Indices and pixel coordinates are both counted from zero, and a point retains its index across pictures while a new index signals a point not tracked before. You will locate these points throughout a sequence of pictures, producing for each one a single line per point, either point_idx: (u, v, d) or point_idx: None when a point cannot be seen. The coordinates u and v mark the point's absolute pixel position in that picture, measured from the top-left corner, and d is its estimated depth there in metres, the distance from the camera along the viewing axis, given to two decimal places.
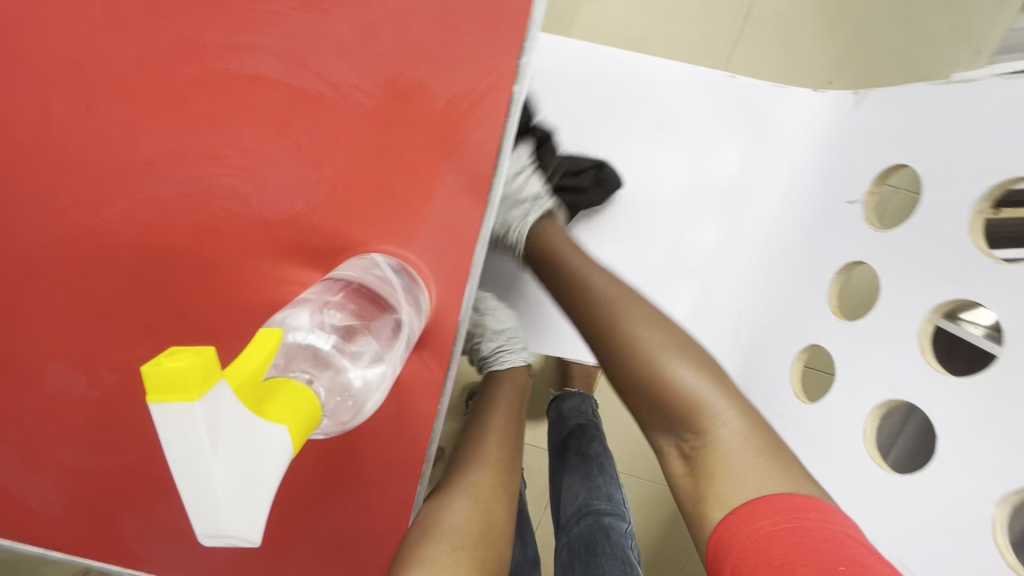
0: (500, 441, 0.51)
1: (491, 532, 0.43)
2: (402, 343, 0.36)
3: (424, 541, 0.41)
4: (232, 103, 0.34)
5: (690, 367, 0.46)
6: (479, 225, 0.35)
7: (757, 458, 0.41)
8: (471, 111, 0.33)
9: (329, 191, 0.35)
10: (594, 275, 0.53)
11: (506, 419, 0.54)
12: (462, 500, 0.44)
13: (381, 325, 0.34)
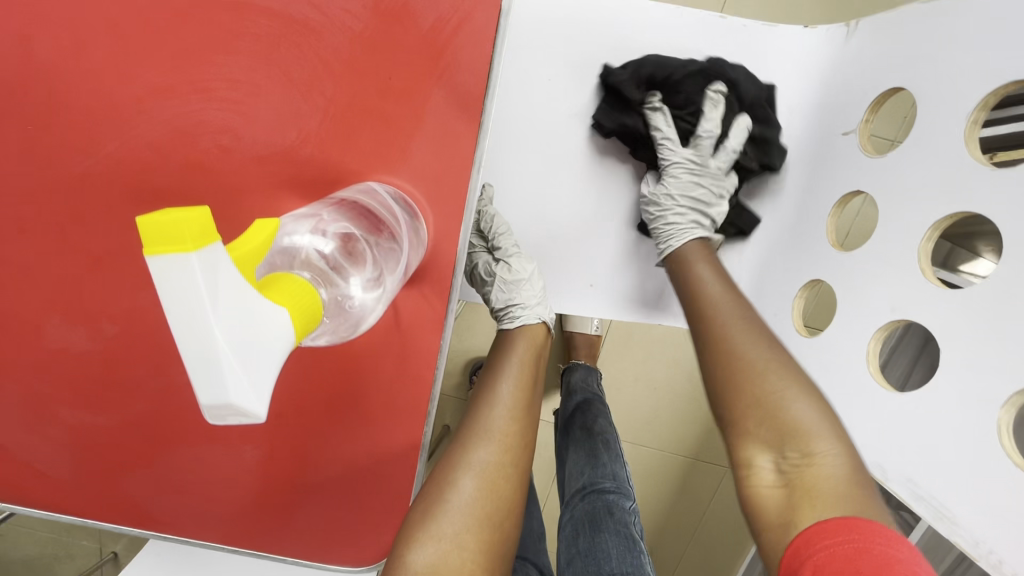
0: (514, 408, 0.45)
1: (499, 516, 0.41)
2: (401, 269, 0.35)
3: (424, 520, 0.39)
4: (220, 34, 0.34)
5: (804, 395, 0.40)
6: (474, 148, 0.35)
7: (865, 495, 0.35)
8: (459, 30, 0.33)
9: (321, 120, 0.35)
10: (713, 291, 0.49)
11: (526, 384, 0.48)
12: (469, 481, 0.41)
13: (381, 246, 0.34)
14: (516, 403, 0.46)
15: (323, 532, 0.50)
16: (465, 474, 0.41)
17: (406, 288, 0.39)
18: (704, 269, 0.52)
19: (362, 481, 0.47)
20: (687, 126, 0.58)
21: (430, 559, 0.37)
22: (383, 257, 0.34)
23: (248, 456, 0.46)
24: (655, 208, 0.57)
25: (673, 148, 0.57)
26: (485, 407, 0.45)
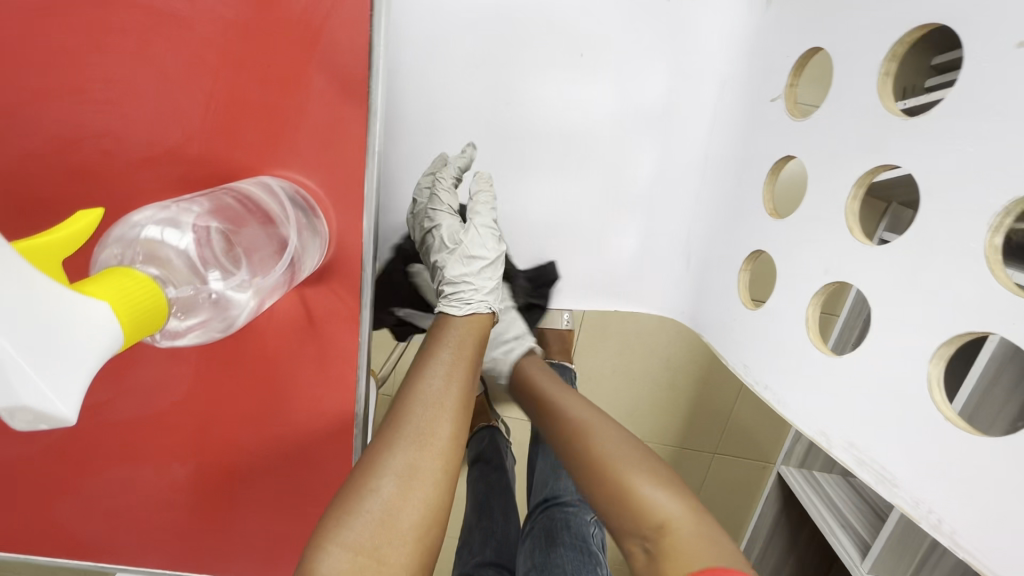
0: (448, 400, 0.43)
1: (430, 516, 0.39)
2: (283, 267, 0.34)
3: (342, 521, 0.36)
4: (84, 31, 0.32)
5: (649, 477, 0.45)
6: (365, 133, 0.34)
7: (716, 549, 0.40)
8: (333, 11, 0.32)
9: (205, 114, 0.34)
10: (564, 399, 0.54)
11: (465, 373, 0.47)
12: (393, 481, 0.38)
13: (254, 243, 0.33)
14: (450, 393, 0.44)
15: (266, 546, 0.48)
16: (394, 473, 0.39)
17: (314, 285, 0.38)
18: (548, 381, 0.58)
19: (298, 488, 0.46)
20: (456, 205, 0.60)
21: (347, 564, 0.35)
22: (259, 255, 0.33)
23: (177, 474, 0.44)
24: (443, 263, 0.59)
25: (449, 216, 0.59)
26: (418, 396, 0.43)
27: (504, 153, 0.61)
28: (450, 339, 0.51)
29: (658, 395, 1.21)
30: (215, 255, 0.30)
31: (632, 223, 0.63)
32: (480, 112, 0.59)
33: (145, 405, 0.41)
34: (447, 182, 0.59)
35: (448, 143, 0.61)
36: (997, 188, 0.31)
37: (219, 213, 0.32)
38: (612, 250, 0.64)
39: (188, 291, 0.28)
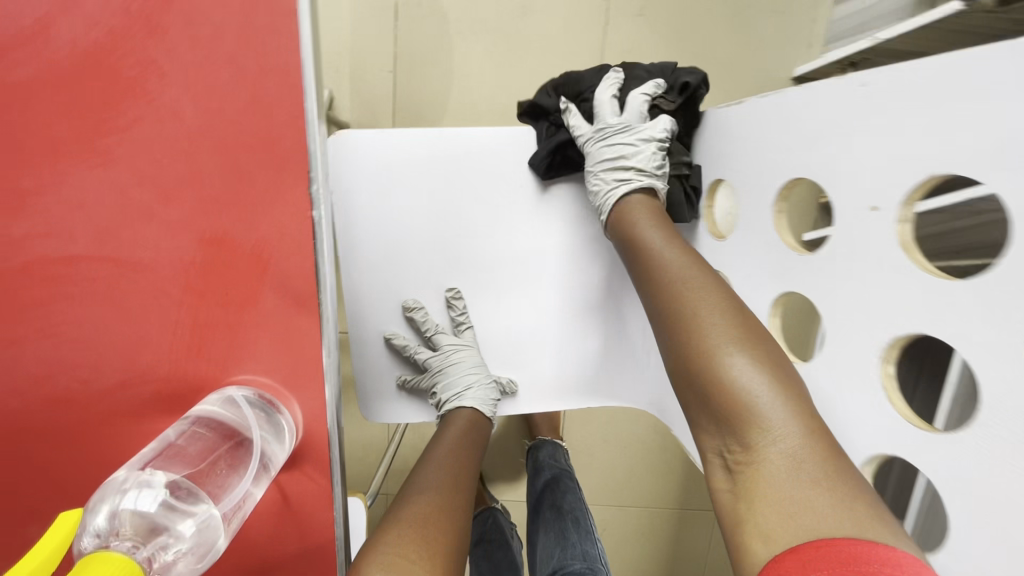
0: (456, 454, 0.53)
1: (452, 531, 0.44)
2: (253, 468, 0.37)
3: (376, 540, 0.42)
4: (57, 284, 0.36)
5: (762, 379, 0.37)
6: (320, 336, 0.37)
7: (817, 489, 0.33)
8: (280, 241, 0.36)
9: (172, 338, 0.37)
10: (668, 258, 0.48)
11: (465, 440, 0.57)
12: (417, 503, 0.45)
13: (217, 461, 0.36)
14: (456, 449, 0.55)
15: None
16: (417, 501, 0.46)
17: (288, 471, 0.40)
18: (652, 235, 0.51)
19: None
20: (449, 322, 0.68)
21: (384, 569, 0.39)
22: (223, 470, 0.36)
23: None
24: (447, 377, 0.64)
25: (446, 336, 0.66)
26: (432, 454, 0.53)
27: (468, 279, 0.66)
28: (457, 422, 0.60)
29: (647, 457, 1.26)
30: (182, 492, 0.33)
31: (592, 327, 0.68)
32: (434, 249, 0.64)
33: None
34: (460, 312, 0.66)
35: (408, 278, 0.66)
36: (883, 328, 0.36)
37: (186, 453, 0.36)
38: (575, 353, 0.69)
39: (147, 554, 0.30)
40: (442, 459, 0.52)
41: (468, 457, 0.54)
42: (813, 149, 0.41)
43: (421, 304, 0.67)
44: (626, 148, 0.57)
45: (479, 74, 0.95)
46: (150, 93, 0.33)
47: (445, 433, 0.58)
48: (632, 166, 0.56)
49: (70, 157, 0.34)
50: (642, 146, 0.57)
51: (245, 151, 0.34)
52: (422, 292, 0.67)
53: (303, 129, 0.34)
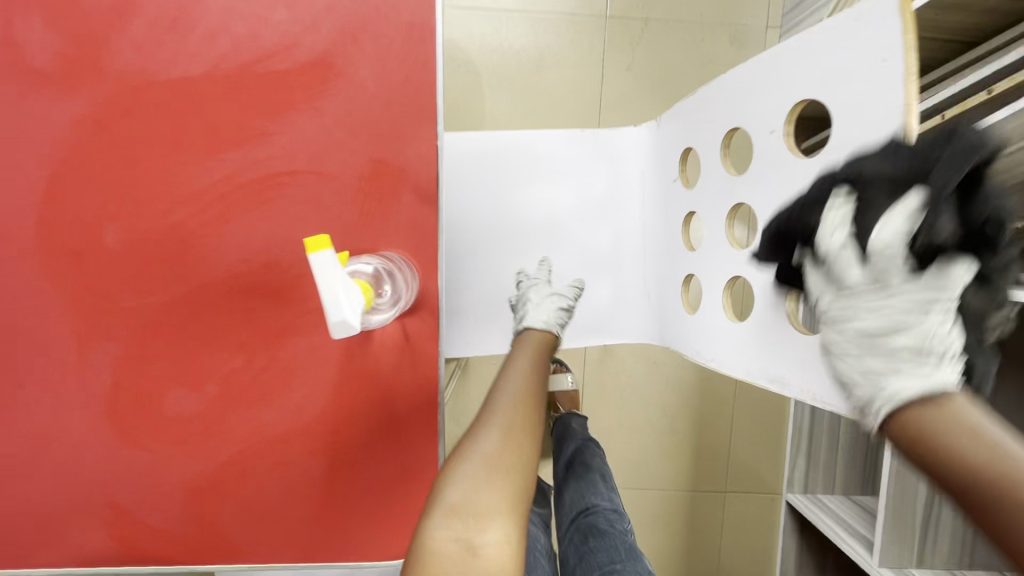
0: (524, 389, 0.58)
1: (521, 455, 0.52)
2: (399, 302, 0.60)
3: (457, 464, 0.50)
4: (278, 187, 0.59)
5: None
6: (436, 219, 0.60)
7: None
8: (415, 159, 0.59)
9: (343, 222, 0.59)
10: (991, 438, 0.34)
11: (535, 365, 0.63)
12: (492, 433, 0.52)
13: (392, 284, 0.60)
14: (521, 388, 0.58)
15: (371, 526, 0.65)
16: (490, 429, 0.53)
17: (409, 315, 0.61)
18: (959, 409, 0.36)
19: (398, 472, 0.64)
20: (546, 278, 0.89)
21: (466, 490, 0.48)
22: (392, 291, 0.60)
23: (315, 469, 0.64)
24: (528, 309, 0.82)
25: (534, 286, 0.86)
26: (501, 395, 0.57)
27: (507, 240, 0.89)
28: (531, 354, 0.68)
29: (659, 440, 1.41)
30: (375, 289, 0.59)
31: (603, 275, 0.90)
32: (484, 217, 0.88)
33: (298, 417, 0.62)
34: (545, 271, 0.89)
35: (464, 240, 0.89)
36: (787, 203, 0.58)
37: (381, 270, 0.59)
38: (590, 296, 0.90)
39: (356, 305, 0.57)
40: (512, 386, 0.59)
41: (536, 382, 0.61)
42: (734, 108, 0.64)
43: (529, 268, 0.90)
44: (873, 323, 0.42)
45: (504, 118, 1.31)
46: (345, 73, 0.58)
47: (519, 357, 0.65)
48: (899, 348, 0.40)
49: (298, 111, 0.58)
50: (879, 321, 0.41)
51: (396, 105, 0.58)
52: (473, 250, 0.89)
53: (432, 93, 0.58)
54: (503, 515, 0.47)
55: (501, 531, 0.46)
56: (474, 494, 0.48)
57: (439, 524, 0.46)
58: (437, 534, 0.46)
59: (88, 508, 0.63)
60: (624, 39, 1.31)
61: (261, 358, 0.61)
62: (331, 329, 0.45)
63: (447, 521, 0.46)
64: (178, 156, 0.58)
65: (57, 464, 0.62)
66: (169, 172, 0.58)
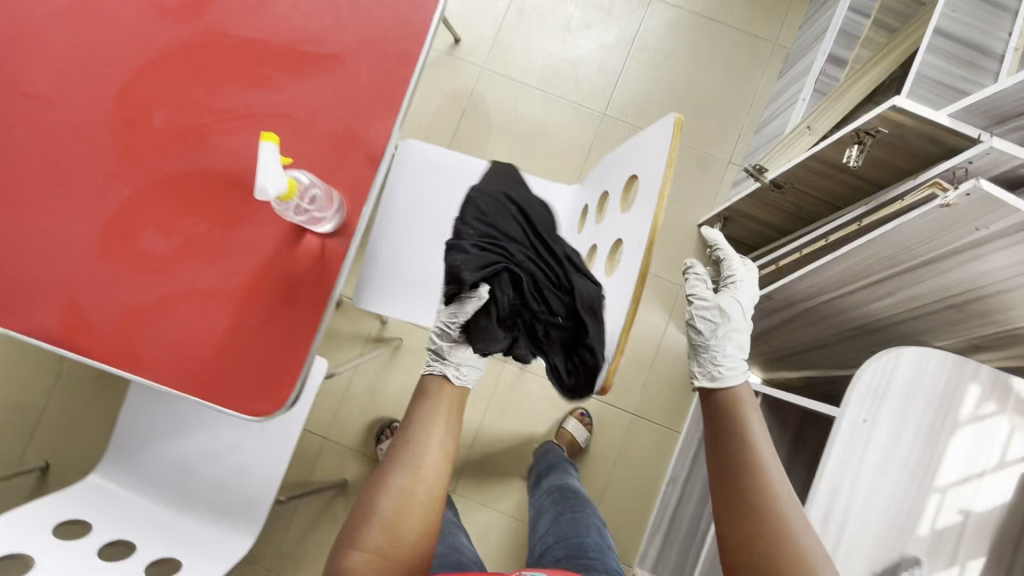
0: (413, 453, 0.77)
1: (413, 505, 0.73)
2: (319, 219, 0.80)
3: (365, 509, 0.73)
4: (277, 121, 0.84)
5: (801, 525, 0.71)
6: (373, 177, 0.84)
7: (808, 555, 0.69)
8: (376, 131, 0.84)
9: (309, 158, 0.83)
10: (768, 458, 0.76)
11: (421, 428, 0.80)
12: (389, 489, 0.73)
13: (320, 206, 0.79)
14: (411, 454, 0.76)
15: (246, 384, 0.83)
16: (389, 485, 0.74)
17: (332, 237, 0.84)
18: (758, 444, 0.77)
19: (280, 349, 0.83)
20: (473, 291, 0.86)
21: (375, 529, 0.71)
22: (319, 209, 0.79)
23: (224, 326, 0.83)
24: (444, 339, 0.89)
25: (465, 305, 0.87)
26: (395, 455, 0.77)
27: (448, 237, 1.15)
28: (424, 420, 0.81)
29: None
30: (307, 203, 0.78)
31: None
32: (437, 214, 1.16)
33: (226, 282, 0.84)
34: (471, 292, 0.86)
35: (417, 226, 1.16)
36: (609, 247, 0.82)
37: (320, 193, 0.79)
38: None
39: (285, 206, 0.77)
40: (403, 450, 0.77)
41: (422, 445, 0.78)
42: (609, 178, 0.89)
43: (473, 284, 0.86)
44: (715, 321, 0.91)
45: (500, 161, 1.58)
46: (350, 66, 0.85)
47: (415, 418, 0.81)
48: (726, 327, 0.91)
49: (310, 79, 0.85)
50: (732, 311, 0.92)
51: (376, 96, 0.84)
52: (420, 236, 1.15)
53: (402, 96, 0.85)
54: (405, 542, 0.71)
55: (403, 549, 0.71)
56: (378, 534, 0.70)
57: (357, 550, 0.69)
58: (355, 558, 0.69)
59: (55, 297, 0.83)
60: (613, 134, 1.61)
61: (219, 232, 0.84)
62: (257, 192, 0.64)
63: (364, 552, 0.69)
64: (223, 82, 0.85)
65: (48, 257, 0.84)
66: (214, 90, 0.85)
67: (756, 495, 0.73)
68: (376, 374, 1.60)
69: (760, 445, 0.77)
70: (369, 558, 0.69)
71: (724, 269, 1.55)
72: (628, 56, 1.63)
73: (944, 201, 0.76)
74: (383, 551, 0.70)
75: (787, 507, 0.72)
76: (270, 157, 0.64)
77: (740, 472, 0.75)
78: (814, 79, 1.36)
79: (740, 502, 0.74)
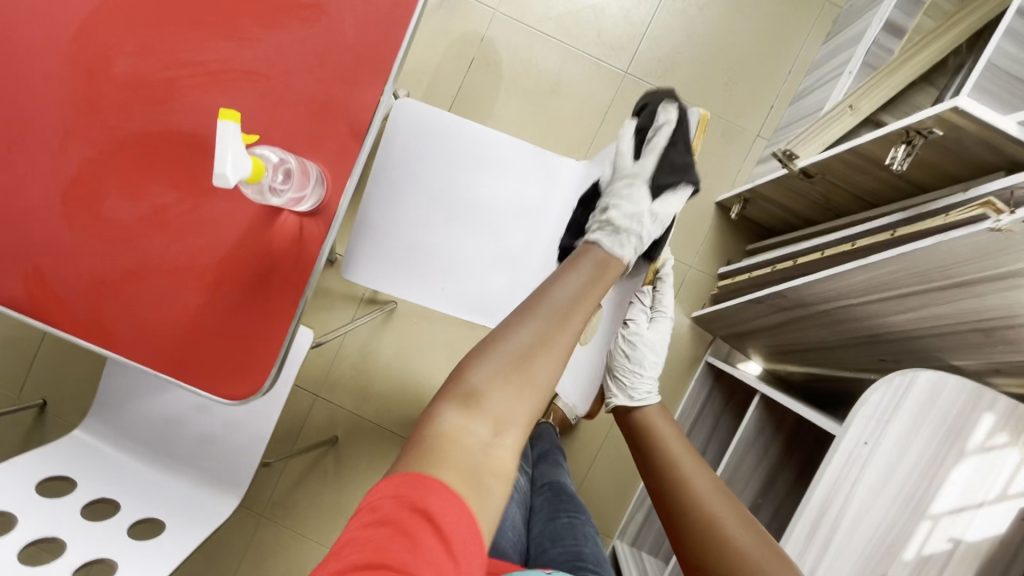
0: (571, 299, 0.70)
1: (555, 347, 0.66)
2: (295, 198, 0.73)
3: (501, 334, 0.66)
4: (252, 79, 0.75)
5: (749, 536, 0.66)
6: (357, 151, 0.75)
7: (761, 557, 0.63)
8: (363, 98, 0.75)
9: (286, 126, 0.75)
10: (699, 481, 0.74)
11: (587, 279, 0.72)
12: (534, 321, 0.67)
13: (294, 184, 0.72)
14: (567, 300, 0.69)
15: (219, 367, 0.79)
16: (532, 319, 0.67)
17: (310, 217, 0.77)
18: (689, 468, 0.76)
19: (256, 332, 0.79)
20: (650, 145, 0.83)
21: (509, 354, 0.64)
22: (292, 188, 0.72)
23: (197, 305, 0.79)
24: (639, 210, 0.80)
25: (637, 167, 0.84)
26: (549, 296, 0.69)
27: (443, 209, 1.08)
28: (588, 271, 0.73)
29: None
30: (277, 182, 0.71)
31: (506, 268, 1.09)
32: (432, 183, 1.07)
33: (198, 258, 0.78)
34: (654, 135, 0.83)
35: (409, 194, 1.07)
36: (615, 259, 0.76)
37: (291, 170, 0.71)
38: (488, 279, 1.09)
39: (255, 189, 0.70)
40: (561, 292, 0.70)
41: (582, 295, 0.71)
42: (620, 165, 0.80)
43: (656, 131, 0.83)
44: (650, 351, 0.88)
45: (507, 121, 1.46)
46: (335, 20, 0.74)
47: (578, 268, 0.74)
48: (650, 357, 0.89)
49: (289, 34, 0.74)
50: (657, 339, 0.89)
51: (363, 57, 0.74)
52: (413, 206, 1.07)
53: (390, 59, 0.74)
54: (537, 375, 0.64)
55: (532, 380, 0.64)
56: (510, 361, 0.64)
57: (487, 367, 0.63)
58: (481, 374, 0.63)
59: (17, 262, 0.78)
60: (634, 96, 1.47)
61: (189, 203, 0.77)
62: (216, 178, 0.57)
63: (496, 371, 0.63)
64: (191, 30, 0.75)
65: (6, 220, 0.78)
66: (180, 39, 0.75)
67: (695, 526, 0.70)
68: (368, 337, 1.57)
69: (689, 469, 0.75)
70: (501, 378, 0.63)
71: (737, 252, 1.47)
72: (658, 7, 1.45)
73: (996, 224, 0.69)
74: (514, 374, 0.63)
75: (727, 520, 0.68)
76: (231, 136, 0.57)
77: (674, 506, 0.73)
78: (864, 50, 1.21)
79: (687, 531, 0.70)
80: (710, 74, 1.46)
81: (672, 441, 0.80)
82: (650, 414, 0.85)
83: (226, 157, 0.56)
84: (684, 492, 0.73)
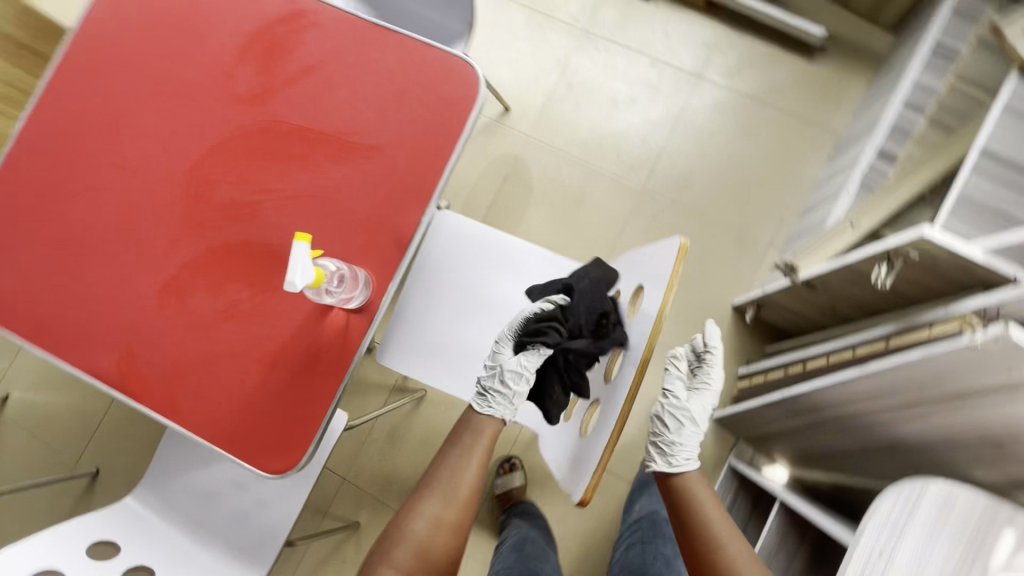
0: (464, 475, 0.83)
1: (454, 519, 0.81)
2: (345, 298, 0.88)
3: (409, 508, 0.81)
4: (321, 203, 0.93)
5: None
6: (399, 261, 0.90)
7: None
8: (408, 219, 0.91)
9: (343, 239, 0.91)
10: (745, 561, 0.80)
11: (471, 452, 0.85)
12: (437, 497, 0.81)
13: (345, 287, 0.87)
14: (460, 475, 0.83)
15: (265, 442, 0.89)
16: (434, 496, 0.81)
17: (357, 314, 0.90)
18: (730, 546, 0.81)
19: (300, 411, 0.90)
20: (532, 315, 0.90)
21: (419, 529, 0.80)
22: (344, 291, 0.87)
23: (253, 386, 0.91)
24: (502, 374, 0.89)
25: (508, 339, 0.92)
26: (446, 472, 0.83)
27: (472, 307, 1.20)
28: (470, 445, 0.86)
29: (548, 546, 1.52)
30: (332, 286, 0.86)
31: None
32: (464, 284, 1.21)
33: (259, 346, 0.91)
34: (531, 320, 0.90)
35: (443, 294, 1.21)
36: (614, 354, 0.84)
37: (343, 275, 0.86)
38: None
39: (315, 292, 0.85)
40: (451, 468, 0.84)
41: (467, 471, 0.84)
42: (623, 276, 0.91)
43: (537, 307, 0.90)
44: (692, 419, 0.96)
45: (536, 228, 1.63)
46: (391, 159, 0.93)
47: (463, 442, 0.87)
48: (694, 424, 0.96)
49: (354, 169, 0.93)
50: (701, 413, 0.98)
51: (411, 186, 0.92)
52: (446, 303, 1.21)
53: (433, 189, 0.91)
54: (441, 545, 0.79)
55: (438, 547, 0.80)
56: (424, 531, 0.79)
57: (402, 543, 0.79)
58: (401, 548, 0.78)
59: (114, 343, 0.94)
60: (651, 207, 1.62)
61: (260, 300, 0.92)
62: (287, 285, 0.71)
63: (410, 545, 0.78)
64: (279, 166, 0.95)
65: (114, 308, 0.95)
66: (270, 172, 0.95)
67: None
68: (398, 423, 1.66)
69: (734, 546, 0.81)
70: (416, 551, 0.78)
71: (756, 354, 1.51)
72: (672, 132, 1.65)
73: (973, 341, 0.75)
74: (424, 544, 0.79)
75: None
76: (304, 253, 0.71)
77: None
78: (860, 174, 1.33)
79: None
80: (723, 190, 1.61)
81: (709, 508, 0.85)
82: (691, 481, 0.89)
83: (298, 268, 0.71)
84: (726, 564, 0.80)
